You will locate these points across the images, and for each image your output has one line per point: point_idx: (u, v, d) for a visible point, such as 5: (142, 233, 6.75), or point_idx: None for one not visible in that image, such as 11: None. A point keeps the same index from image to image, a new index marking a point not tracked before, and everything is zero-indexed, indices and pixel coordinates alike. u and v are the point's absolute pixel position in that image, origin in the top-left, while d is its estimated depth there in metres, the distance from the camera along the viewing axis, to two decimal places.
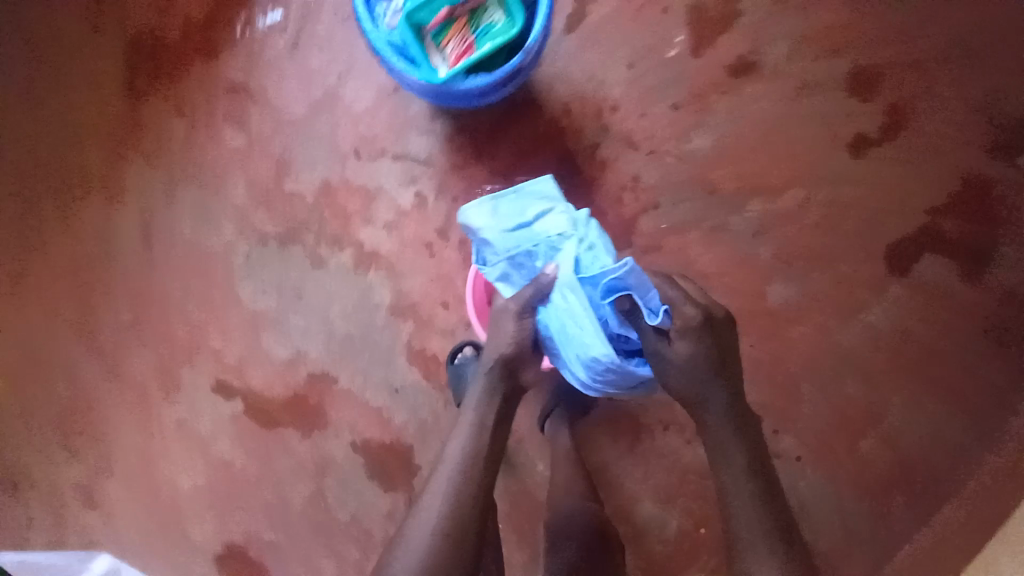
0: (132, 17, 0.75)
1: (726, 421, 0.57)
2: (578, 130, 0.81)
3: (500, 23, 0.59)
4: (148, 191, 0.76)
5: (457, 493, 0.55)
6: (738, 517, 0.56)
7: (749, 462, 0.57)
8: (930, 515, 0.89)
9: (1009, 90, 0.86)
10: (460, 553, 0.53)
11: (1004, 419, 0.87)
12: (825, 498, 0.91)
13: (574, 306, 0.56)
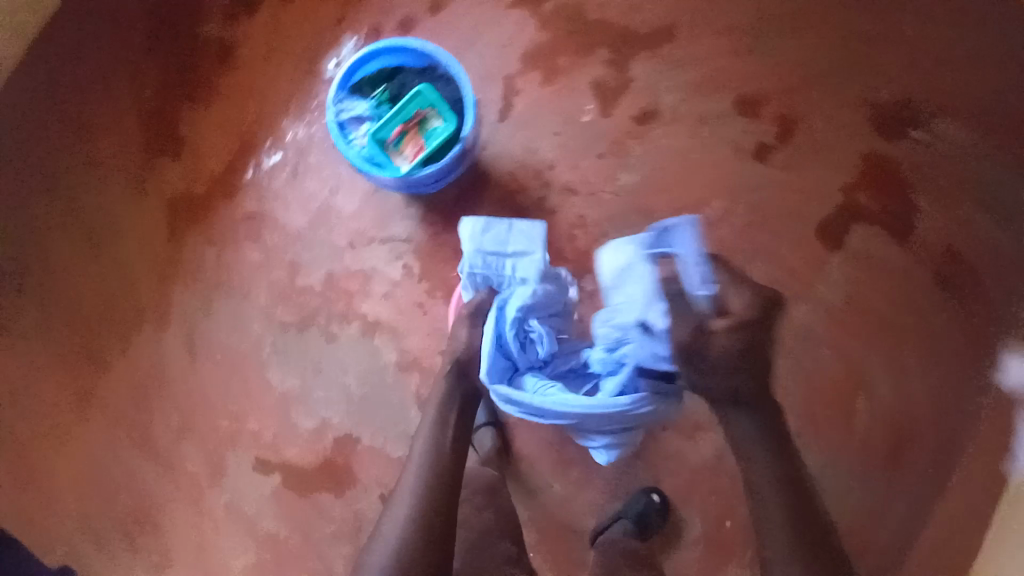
0: (163, 179, 0.96)
1: (758, 442, 0.72)
2: (525, 190, 0.98)
3: (440, 127, 0.77)
4: (186, 309, 0.92)
5: (423, 482, 0.73)
6: (764, 517, 0.69)
7: (781, 476, 0.71)
8: (931, 462, 0.96)
9: (873, 84, 1.03)
10: (427, 527, 0.70)
11: (963, 361, 0.97)
12: (830, 467, 0.98)
13: (493, 324, 0.79)
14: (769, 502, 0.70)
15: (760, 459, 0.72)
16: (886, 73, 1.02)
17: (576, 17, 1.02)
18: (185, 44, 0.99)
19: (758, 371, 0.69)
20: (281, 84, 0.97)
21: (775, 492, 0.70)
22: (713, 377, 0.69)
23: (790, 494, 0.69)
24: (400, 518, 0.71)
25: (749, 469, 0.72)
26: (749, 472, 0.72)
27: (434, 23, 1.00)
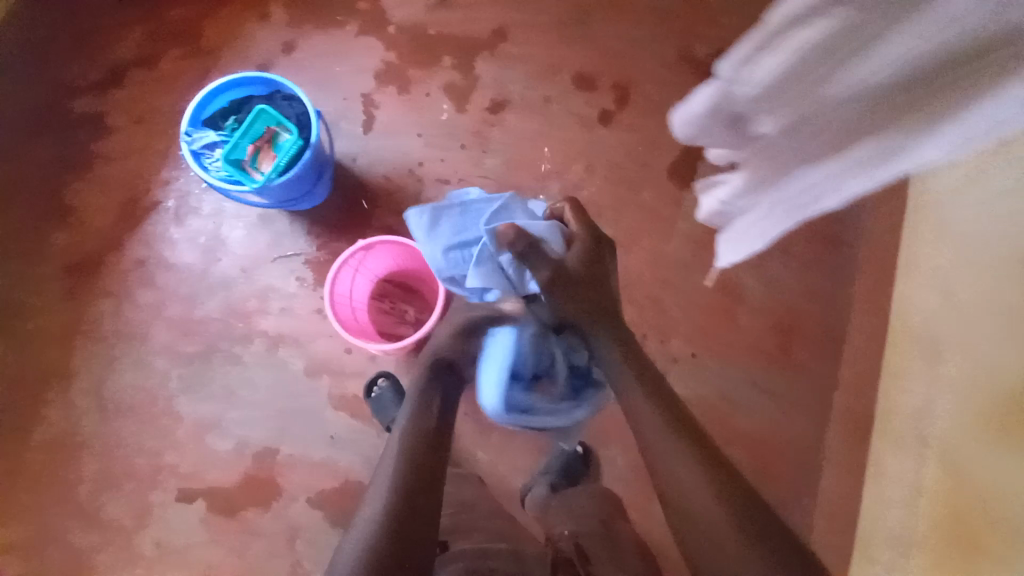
0: (47, 247, 0.99)
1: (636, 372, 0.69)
2: (401, 189, 1.06)
3: (288, 138, 0.89)
4: (88, 364, 0.95)
5: (407, 446, 0.66)
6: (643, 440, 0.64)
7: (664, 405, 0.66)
8: (810, 357, 1.08)
9: (694, 39, 1.13)
10: (412, 489, 0.61)
11: (821, 263, 1.09)
12: (727, 378, 1.08)
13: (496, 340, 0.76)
14: (657, 439, 0.62)
15: (643, 396, 0.67)
16: (704, 24, 1.13)
17: (417, 29, 1.11)
18: (54, 119, 1.04)
19: (608, 296, 0.72)
20: (155, 138, 1.04)
21: (664, 429, 0.63)
22: (572, 298, 0.71)
23: (675, 429, 0.63)
24: (371, 518, 0.59)
25: (633, 405, 0.67)
26: (632, 412, 0.67)
27: (290, 60, 1.09)
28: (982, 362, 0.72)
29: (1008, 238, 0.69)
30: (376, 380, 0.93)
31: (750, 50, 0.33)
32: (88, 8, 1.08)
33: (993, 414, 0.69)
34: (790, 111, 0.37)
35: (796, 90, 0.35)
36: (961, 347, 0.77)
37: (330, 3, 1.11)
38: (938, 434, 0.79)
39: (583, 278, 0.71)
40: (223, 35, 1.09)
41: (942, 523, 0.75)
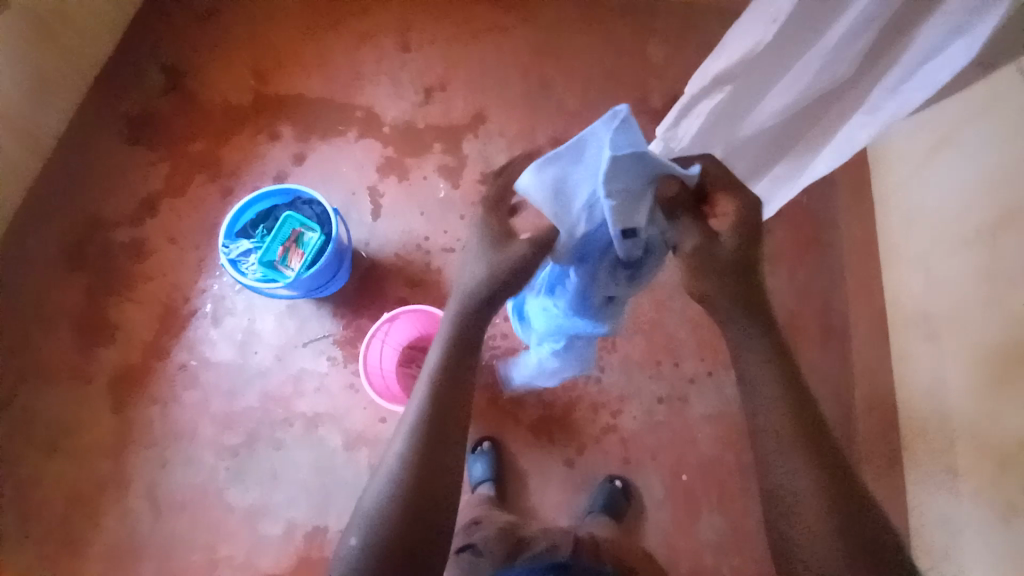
0: (96, 362, 1.08)
1: (781, 393, 0.57)
2: (412, 262, 1.16)
3: (313, 236, 1.02)
4: (142, 468, 1.02)
5: (407, 445, 0.60)
6: (777, 475, 0.55)
7: (812, 444, 0.55)
8: (826, 355, 1.10)
9: (649, 90, 1.28)
10: (409, 492, 0.58)
11: (814, 264, 1.14)
12: None
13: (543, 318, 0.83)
14: (770, 433, 0.56)
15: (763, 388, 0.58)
16: (656, 80, 1.28)
17: (407, 125, 1.27)
18: (99, 248, 1.17)
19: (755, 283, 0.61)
20: (188, 252, 1.16)
21: (780, 420, 0.56)
22: (713, 285, 0.59)
23: (804, 431, 0.56)
24: (383, 493, 0.59)
25: (756, 398, 0.58)
26: (752, 397, 0.58)
27: (301, 169, 1.25)
28: (973, 334, 0.80)
29: (978, 220, 0.79)
30: (479, 442, 1.03)
31: (674, 123, 0.66)
32: (122, 153, 1.25)
33: (1000, 378, 0.76)
34: (720, 150, 0.66)
35: (719, 136, 0.65)
36: (948, 322, 0.85)
37: (330, 116, 1.28)
38: (949, 408, 0.85)
39: (725, 277, 0.59)
40: (241, 157, 1.25)
41: (979, 497, 0.79)
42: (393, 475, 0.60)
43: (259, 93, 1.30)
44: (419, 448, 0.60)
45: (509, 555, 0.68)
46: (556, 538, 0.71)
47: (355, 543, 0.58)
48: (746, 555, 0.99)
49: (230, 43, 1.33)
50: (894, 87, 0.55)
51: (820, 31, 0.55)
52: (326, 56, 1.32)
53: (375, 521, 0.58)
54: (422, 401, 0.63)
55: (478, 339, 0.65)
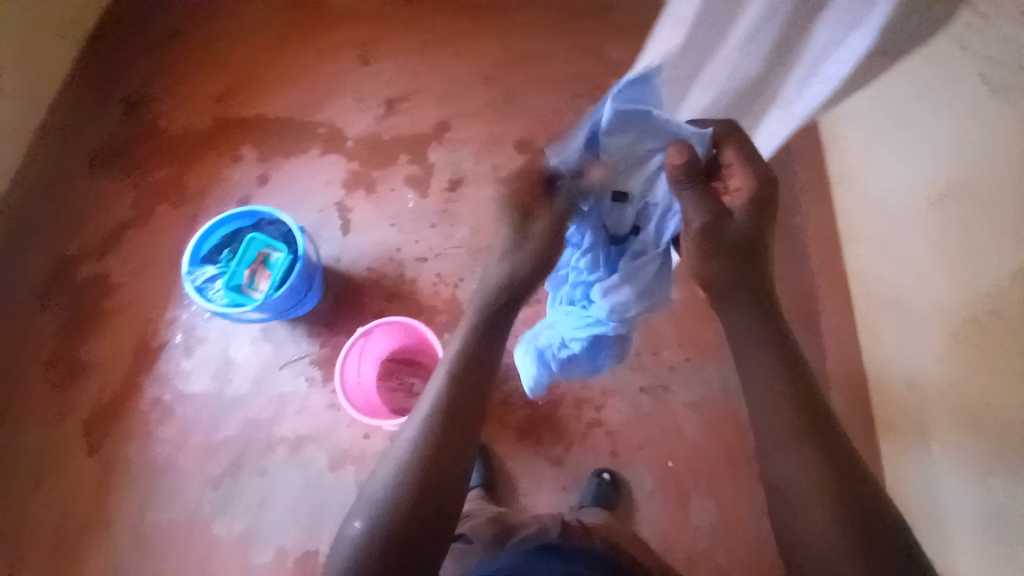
0: (67, 403, 1.05)
1: (782, 394, 0.57)
2: (386, 275, 1.16)
3: (280, 257, 1.01)
4: (123, 507, 0.99)
5: (422, 430, 0.61)
6: (775, 468, 0.56)
7: (810, 438, 0.56)
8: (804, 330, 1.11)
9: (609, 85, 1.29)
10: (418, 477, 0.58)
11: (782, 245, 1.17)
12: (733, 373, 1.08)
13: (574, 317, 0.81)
14: (768, 428, 0.57)
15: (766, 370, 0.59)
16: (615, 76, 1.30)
17: (371, 139, 1.27)
18: (62, 285, 1.14)
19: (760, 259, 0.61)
20: (156, 283, 1.14)
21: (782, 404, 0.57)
22: (719, 265, 0.58)
23: (806, 418, 0.56)
24: (392, 475, 0.59)
25: (756, 383, 0.59)
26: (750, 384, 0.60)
27: (267, 189, 1.23)
28: (935, 307, 0.80)
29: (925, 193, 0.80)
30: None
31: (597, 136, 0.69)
32: (80, 187, 1.22)
33: (955, 346, 0.76)
34: None
35: None
36: (915, 299, 0.86)
37: (293, 135, 1.27)
38: (924, 382, 0.85)
39: (732, 253, 0.57)
40: (205, 181, 1.23)
41: (957, 462, 0.78)
42: (397, 470, 0.59)
43: (219, 117, 1.28)
44: (420, 447, 0.59)
45: (499, 538, 0.67)
46: (547, 522, 0.69)
47: (361, 525, 0.58)
48: (736, 536, 1.00)
49: (186, 69, 1.32)
50: (801, 83, 0.55)
51: (730, 29, 0.54)
52: (286, 75, 1.31)
53: (380, 510, 0.57)
54: (429, 402, 0.63)
55: (485, 344, 0.67)
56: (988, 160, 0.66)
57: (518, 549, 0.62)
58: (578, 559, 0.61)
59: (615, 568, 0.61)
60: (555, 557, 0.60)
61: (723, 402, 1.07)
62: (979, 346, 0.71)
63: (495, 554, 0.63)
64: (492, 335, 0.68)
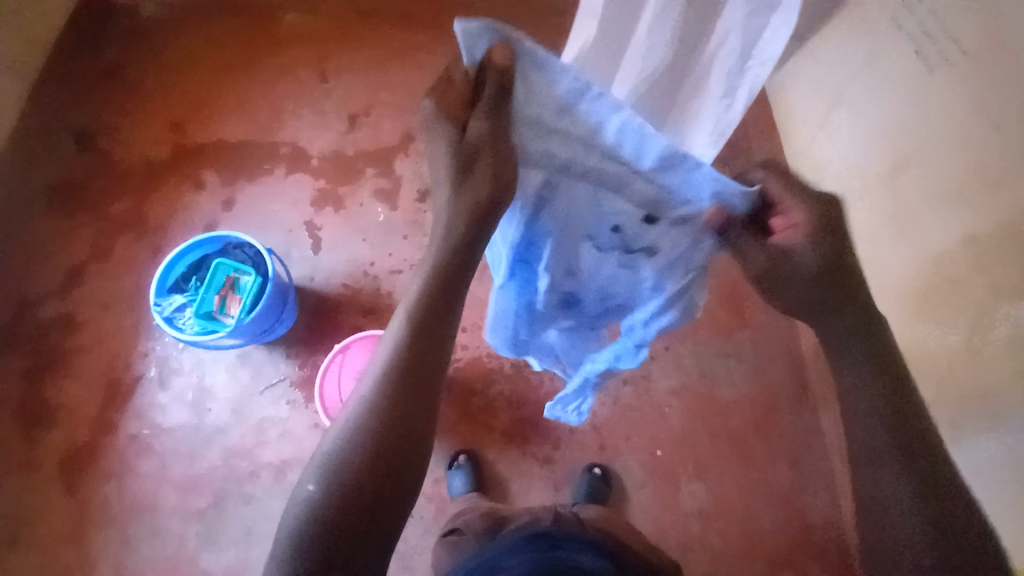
0: (38, 449, 1.02)
1: (886, 413, 0.53)
2: (361, 290, 1.15)
3: (249, 280, 1.01)
4: (104, 551, 0.96)
5: (381, 385, 0.54)
6: (869, 486, 0.52)
7: (918, 463, 0.50)
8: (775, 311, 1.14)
9: None
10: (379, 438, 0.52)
11: None
12: (711, 358, 1.11)
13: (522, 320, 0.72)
14: (863, 440, 0.53)
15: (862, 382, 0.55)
16: None
17: (336, 155, 1.26)
18: (24, 328, 1.10)
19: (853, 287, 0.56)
20: (124, 317, 1.11)
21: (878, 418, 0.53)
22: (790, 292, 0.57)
23: (902, 438, 0.51)
24: (349, 435, 0.52)
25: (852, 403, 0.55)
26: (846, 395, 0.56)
27: (233, 214, 1.22)
28: (893, 277, 0.81)
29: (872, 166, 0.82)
30: (455, 457, 1.03)
31: None
32: (37, 226, 1.19)
33: (914, 310, 0.77)
34: None
35: None
36: (871, 275, 0.86)
37: (255, 157, 1.26)
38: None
39: (817, 277, 0.55)
40: (168, 210, 1.21)
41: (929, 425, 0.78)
42: (358, 427, 0.52)
43: (178, 144, 1.26)
44: (387, 400, 0.53)
45: (491, 530, 0.67)
46: (539, 513, 0.69)
47: (320, 485, 0.51)
48: (728, 517, 1.02)
49: (140, 99, 1.30)
50: (735, 69, 0.53)
51: (637, 15, 0.54)
52: (244, 97, 1.30)
53: (338, 465, 0.51)
54: (392, 351, 0.55)
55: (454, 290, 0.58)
56: (935, 124, 0.68)
57: (509, 539, 0.62)
58: (567, 545, 0.59)
59: (602, 551, 0.60)
60: (545, 544, 0.59)
61: (704, 387, 1.09)
62: (943, 305, 0.72)
63: (487, 545, 0.63)
64: (465, 276, 0.59)
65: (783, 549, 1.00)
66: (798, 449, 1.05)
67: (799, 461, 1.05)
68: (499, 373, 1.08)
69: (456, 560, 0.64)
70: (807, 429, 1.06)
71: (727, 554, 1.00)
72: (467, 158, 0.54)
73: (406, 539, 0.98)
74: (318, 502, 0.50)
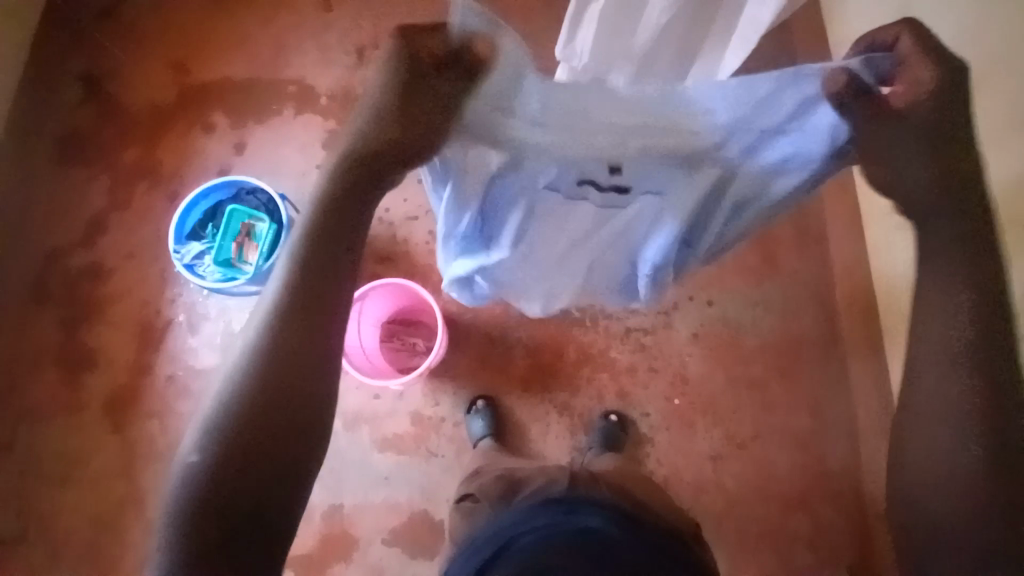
0: (85, 389, 1.08)
1: (971, 433, 0.46)
2: (375, 237, 1.12)
3: (264, 226, 1.01)
4: (155, 480, 1.05)
5: (208, 424, 0.49)
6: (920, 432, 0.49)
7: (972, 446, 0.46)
8: (813, 256, 1.07)
9: None
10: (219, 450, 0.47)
11: None
12: (737, 305, 1.07)
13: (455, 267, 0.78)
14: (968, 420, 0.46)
15: (945, 256, 0.49)
16: None
17: (345, 92, 1.19)
18: (56, 277, 1.14)
19: (936, 169, 0.47)
20: (149, 266, 1.13)
21: (952, 331, 0.48)
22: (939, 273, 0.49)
23: (981, 298, 0.48)
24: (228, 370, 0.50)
25: (920, 336, 0.49)
26: (920, 323, 0.50)
27: (243, 158, 1.18)
28: None
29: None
30: (473, 402, 1.05)
31: (568, 39, 0.59)
32: (54, 174, 1.18)
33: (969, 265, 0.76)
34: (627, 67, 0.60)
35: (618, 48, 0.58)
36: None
37: (261, 97, 1.20)
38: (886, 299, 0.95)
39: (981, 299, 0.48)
40: (180, 157, 1.18)
41: None
42: (264, 333, 0.49)
43: (184, 86, 1.21)
44: (266, 359, 0.48)
45: (502, 497, 0.67)
46: (552, 475, 0.66)
47: (197, 459, 0.48)
48: (742, 462, 1.03)
49: (141, 37, 1.24)
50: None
51: None
52: (246, 31, 1.23)
53: (218, 440, 0.48)
54: (272, 300, 0.50)
55: (361, 213, 0.53)
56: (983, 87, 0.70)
57: (522, 507, 0.59)
58: (581, 508, 0.56)
59: (627, 513, 0.57)
60: (558, 510, 0.56)
61: (726, 336, 1.07)
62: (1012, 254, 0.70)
63: (502, 513, 0.62)
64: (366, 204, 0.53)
65: (798, 494, 1.01)
66: (821, 399, 1.04)
67: (821, 412, 1.03)
68: (517, 320, 1.07)
69: (472, 527, 0.65)
70: (832, 380, 1.04)
71: (740, 498, 1.02)
72: (376, 171, 0.51)
73: (428, 475, 1.03)
74: (202, 472, 0.47)
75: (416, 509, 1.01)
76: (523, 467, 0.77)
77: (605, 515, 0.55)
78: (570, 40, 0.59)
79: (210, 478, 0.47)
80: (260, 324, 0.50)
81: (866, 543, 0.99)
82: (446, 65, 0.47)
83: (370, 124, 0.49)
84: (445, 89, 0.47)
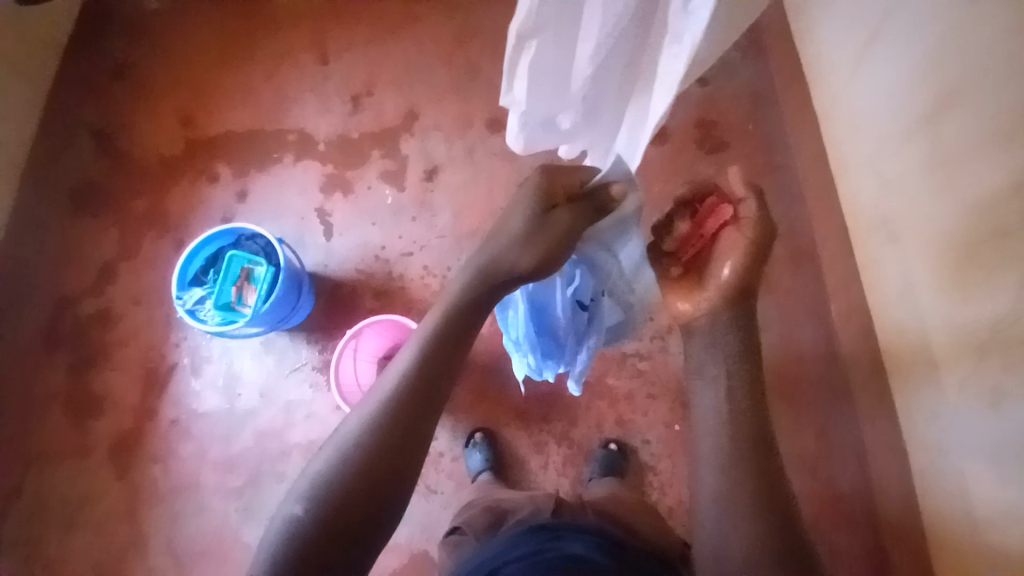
0: (90, 436, 1.10)
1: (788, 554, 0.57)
2: (372, 275, 1.15)
3: (262, 269, 1.04)
4: (157, 525, 1.05)
5: (320, 472, 0.56)
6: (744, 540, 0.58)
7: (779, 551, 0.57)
8: (803, 274, 1.08)
9: None
10: (322, 509, 0.54)
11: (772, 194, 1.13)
12: None
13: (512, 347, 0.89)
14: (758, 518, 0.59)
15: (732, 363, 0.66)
16: None
17: (341, 140, 1.25)
18: (66, 325, 1.17)
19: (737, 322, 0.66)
20: (155, 311, 1.17)
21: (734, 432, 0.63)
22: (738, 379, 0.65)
23: (749, 418, 0.63)
24: (353, 428, 0.57)
25: (697, 409, 0.66)
26: (704, 430, 0.65)
27: (245, 204, 1.23)
28: (908, 156, 0.84)
29: (911, 107, 0.82)
30: (471, 435, 1.04)
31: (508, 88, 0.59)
32: (67, 227, 1.24)
33: (957, 280, 0.77)
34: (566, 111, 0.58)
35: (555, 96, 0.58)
36: (897, 168, 0.87)
37: (262, 146, 1.26)
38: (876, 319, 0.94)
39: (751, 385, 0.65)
40: (186, 206, 1.24)
41: (970, 384, 0.76)
42: (379, 410, 0.58)
43: (190, 139, 1.28)
44: (388, 421, 0.57)
45: (489, 529, 0.66)
46: (540, 502, 0.65)
47: (302, 513, 0.54)
48: None
49: (150, 97, 1.32)
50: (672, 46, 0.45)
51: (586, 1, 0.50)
52: (249, 86, 1.31)
53: (325, 497, 0.54)
54: (404, 377, 0.59)
55: (471, 324, 0.64)
56: (973, 86, 0.71)
57: (508, 535, 0.58)
58: (566, 533, 0.55)
59: (618, 544, 0.55)
60: (543, 536, 0.55)
61: None
62: (988, 263, 0.72)
63: (487, 543, 0.61)
64: (478, 310, 0.64)
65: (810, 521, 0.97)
66: (825, 420, 1.01)
67: (825, 432, 1.01)
68: None
69: (457, 561, 0.63)
70: (835, 398, 1.02)
71: None
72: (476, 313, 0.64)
73: (427, 512, 1.02)
74: (302, 528, 0.53)
75: (416, 547, 1.00)
76: (511, 498, 0.76)
77: (591, 541, 0.54)
78: (509, 89, 0.59)
79: (309, 536, 0.53)
80: (383, 398, 0.59)
81: (882, 568, 0.94)
82: (580, 195, 0.62)
83: (504, 253, 0.62)
84: (563, 218, 0.60)
